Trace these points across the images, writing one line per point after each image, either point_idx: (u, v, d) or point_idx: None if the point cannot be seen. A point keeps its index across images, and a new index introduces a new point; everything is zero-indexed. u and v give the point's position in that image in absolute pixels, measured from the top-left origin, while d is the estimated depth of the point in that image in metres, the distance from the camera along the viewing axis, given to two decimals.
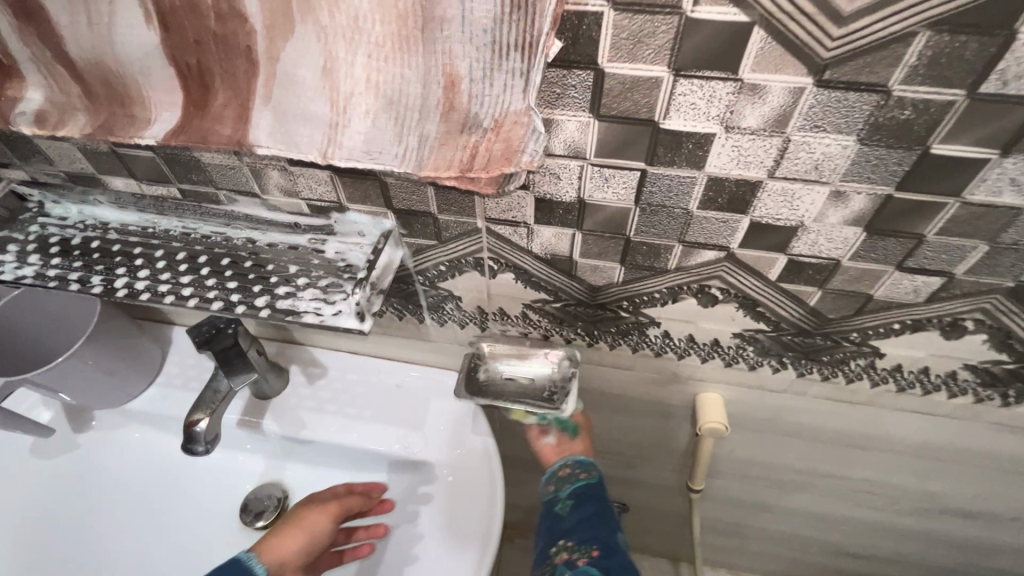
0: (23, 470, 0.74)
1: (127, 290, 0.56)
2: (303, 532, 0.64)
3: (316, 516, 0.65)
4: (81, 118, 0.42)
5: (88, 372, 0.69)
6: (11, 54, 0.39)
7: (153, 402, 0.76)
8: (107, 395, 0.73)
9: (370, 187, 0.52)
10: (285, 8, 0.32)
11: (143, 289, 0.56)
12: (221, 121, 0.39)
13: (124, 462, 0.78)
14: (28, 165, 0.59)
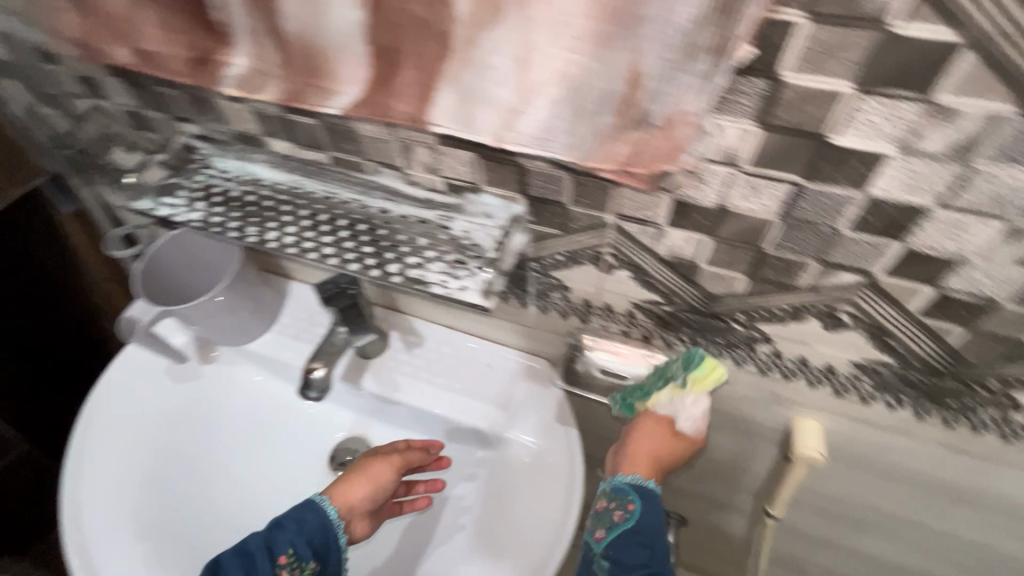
0: (154, 384, 0.81)
1: (277, 243, 0.62)
2: (370, 479, 0.68)
3: (382, 466, 0.69)
4: (277, 85, 0.47)
5: (221, 313, 0.77)
6: (232, 22, 0.44)
7: (270, 346, 0.83)
8: (232, 334, 0.81)
9: (508, 174, 0.53)
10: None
11: (291, 244, 0.62)
12: (407, 97, 0.43)
13: (238, 394, 0.85)
14: (202, 122, 0.66)
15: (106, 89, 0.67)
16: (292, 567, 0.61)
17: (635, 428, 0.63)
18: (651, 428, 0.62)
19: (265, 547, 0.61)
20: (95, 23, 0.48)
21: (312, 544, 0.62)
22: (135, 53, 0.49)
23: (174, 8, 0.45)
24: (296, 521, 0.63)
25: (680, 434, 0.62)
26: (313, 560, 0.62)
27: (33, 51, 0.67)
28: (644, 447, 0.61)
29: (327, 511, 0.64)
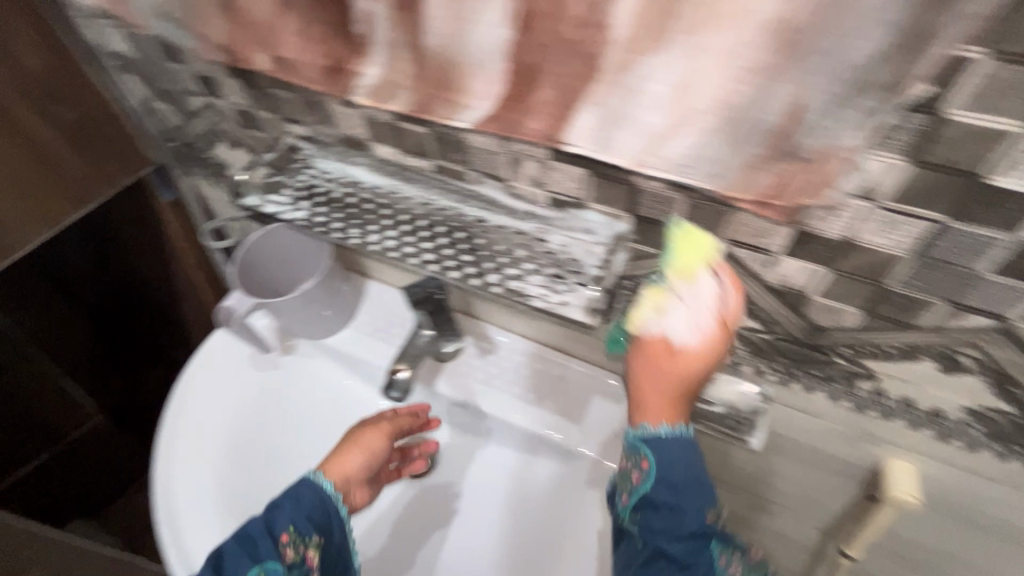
0: (241, 371, 0.85)
1: (379, 245, 0.65)
2: (364, 449, 0.71)
3: (372, 435, 0.72)
4: (407, 95, 0.49)
5: (308, 308, 0.80)
6: (372, 35, 0.46)
7: (348, 342, 0.86)
8: (313, 329, 0.84)
9: (619, 192, 0.53)
10: (663, 26, 0.34)
11: (392, 247, 0.65)
12: (542, 115, 0.43)
13: (316, 387, 0.88)
14: (312, 125, 0.68)
15: (224, 89, 0.71)
16: (295, 544, 0.60)
17: (636, 364, 0.55)
18: (654, 356, 0.54)
19: (264, 529, 0.60)
20: (242, 31, 0.50)
21: (312, 519, 0.62)
22: (275, 61, 0.52)
23: (319, 20, 0.47)
24: (292, 500, 0.62)
25: (691, 352, 0.52)
26: (316, 535, 0.62)
27: (161, 51, 0.71)
28: (652, 382, 0.54)
29: (323, 486, 0.65)
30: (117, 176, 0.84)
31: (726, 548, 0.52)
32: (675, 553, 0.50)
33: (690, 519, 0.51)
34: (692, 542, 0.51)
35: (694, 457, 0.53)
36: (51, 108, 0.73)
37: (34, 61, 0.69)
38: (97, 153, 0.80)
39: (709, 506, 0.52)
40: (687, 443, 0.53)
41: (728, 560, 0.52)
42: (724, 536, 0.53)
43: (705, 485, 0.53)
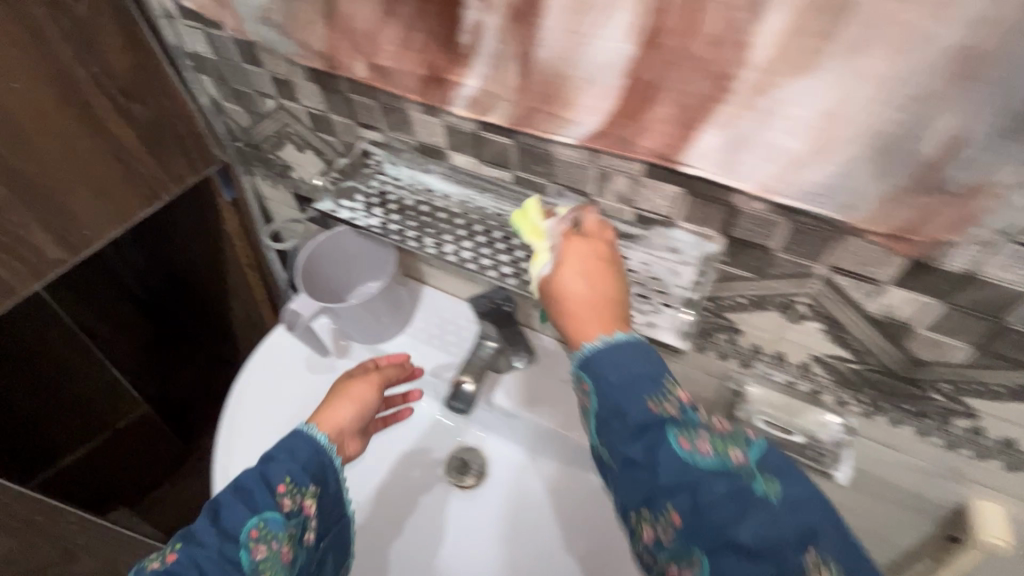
0: (296, 375, 0.84)
1: (456, 257, 0.67)
2: (354, 400, 0.68)
3: (362, 386, 0.70)
4: (506, 107, 0.48)
5: (370, 314, 0.79)
6: (477, 46, 0.45)
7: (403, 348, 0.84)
8: (369, 334, 0.84)
9: (715, 212, 0.51)
10: (819, 50, 0.33)
11: (469, 259, 0.66)
12: (659, 131, 0.42)
13: None
14: (388, 132, 0.68)
15: (300, 93, 0.71)
16: (293, 494, 0.58)
17: (551, 287, 0.50)
18: (568, 264, 0.50)
19: (259, 479, 0.57)
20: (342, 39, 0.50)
21: (309, 470, 0.60)
22: (370, 69, 0.51)
23: (423, 29, 0.47)
24: (287, 451, 0.60)
25: (598, 249, 0.51)
26: (314, 485, 0.60)
27: (239, 53, 0.71)
28: (575, 291, 0.49)
29: (318, 438, 0.62)
30: (186, 174, 0.85)
31: (693, 427, 0.43)
32: (636, 463, 0.42)
33: (632, 412, 0.43)
34: (648, 437, 0.42)
35: (626, 351, 0.46)
36: (131, 106, 0.73)
37: (119, 61, 0.70)
38: (169, 152, 0.81)
39: (650, 393, 0.44)
40: (629, 341, 0.46)
41: (701, 438, 0.42)
42: (686, 414, 0.44)
43: (649, 370, 0.45)
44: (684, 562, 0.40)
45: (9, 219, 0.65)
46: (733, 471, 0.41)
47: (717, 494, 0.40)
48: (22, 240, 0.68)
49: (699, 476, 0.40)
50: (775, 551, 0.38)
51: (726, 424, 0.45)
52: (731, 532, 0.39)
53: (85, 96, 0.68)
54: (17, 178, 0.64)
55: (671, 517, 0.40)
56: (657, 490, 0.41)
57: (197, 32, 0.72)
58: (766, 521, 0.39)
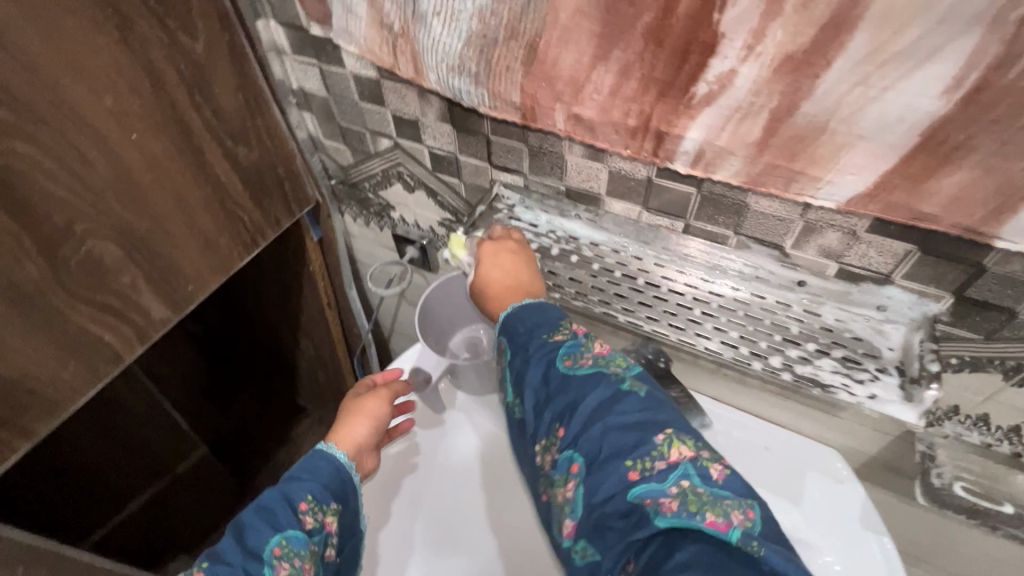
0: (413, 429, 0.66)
1: (629, 321, 0.59)
2: (367, 416, 0.58)
3: (373, 401, 0.59)
4: (736, 160, 0.42)
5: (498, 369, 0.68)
6: (717, 97, 0.40)
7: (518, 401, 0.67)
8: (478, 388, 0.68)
9: (951, 271, 0.46)
10: None
11: (643, 321, 0.59)
12: (965, 211, 0.37)
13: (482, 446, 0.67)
14: (531, 175, 0.62)
15: (425, 132, 0.65)
16: (316, 512, 0.50)
17: (479, 282, 0.55)
18: (490, 260, 0.55)
19: (280, 498, 0.50)
20: (541, 86, 0.46)
21: (332, 488, 0.52)
22: (568, 118, 0.47)
23: (646, 78, 0.41)
24: (308, 470, 0.53)
25: (510, 245, 0.56)
26: (336, 502, 0.52)
27: (357, 90, 0.65)
28: (499, 279, 0.54)
29: (336, 455, 0.54)
30: (283, 219, 0.78)
31: (579, 348, 0.46)
32: (537, 389, 0.46)
33: (531, 351, 0.47)
34: (540, 363, 0.46)
35: (536, 308, 0.50)
36: (237, 149, 0.67)
37: (229, 102, 0.64)
38: (269, 196, 0.74)
39: (549, 331, 0.48)
40: (534, 303, 0.51)
41: (585, 356, 0.45)
42: (580, 338, 0.47)
43: (546, 316, 0.49)
44: (571, 469, 0.42)
45: (119, 279, 0.59)
46: (609, 378, 0.43)
47: (589, 397, 0.42)
48: (130, 302, 0.61)
49: (576, 385, 0.43)
50: (638, 432, 0.40)
51: (609, 346, 0.47)
52: (603, 426, 0.41)
53: (197, 141, 0.62)
54: (128, 234, 0.58)
55: (559, 428, 0.43)
56: (552, 408, 0.44)
57: (310, 68, 0.67)
58: (634, 409, 0.41)
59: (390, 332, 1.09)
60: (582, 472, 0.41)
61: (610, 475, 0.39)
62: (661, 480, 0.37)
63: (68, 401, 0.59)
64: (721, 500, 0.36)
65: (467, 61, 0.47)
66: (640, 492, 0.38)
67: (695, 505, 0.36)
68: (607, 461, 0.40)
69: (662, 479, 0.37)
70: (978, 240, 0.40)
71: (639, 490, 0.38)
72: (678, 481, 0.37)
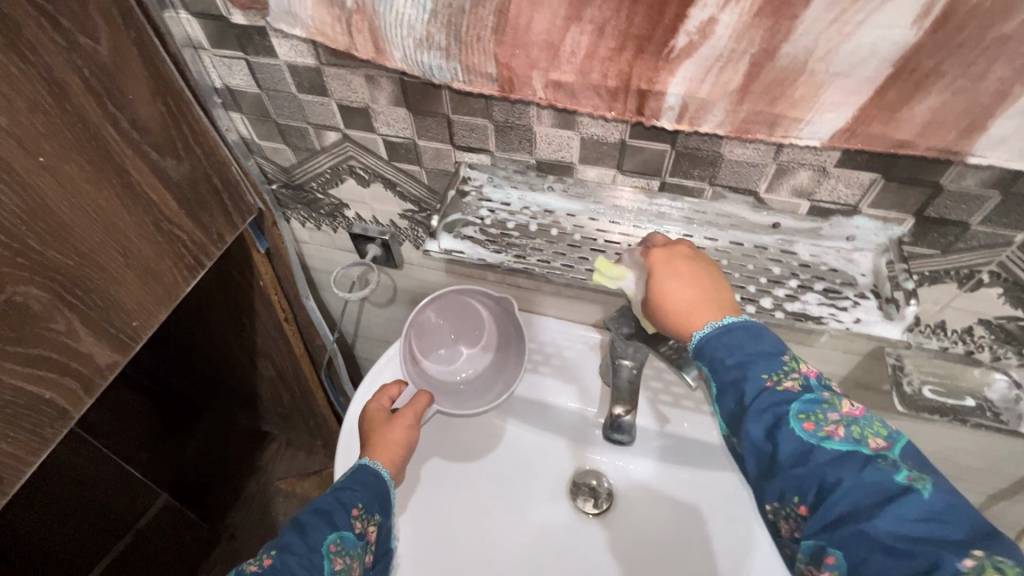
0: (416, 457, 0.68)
1: None
2: (395, 445, 0.61)
3: (397, 430, 0.62)
4: (721, 108, 0.44)
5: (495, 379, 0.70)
6: (699, 48, 0.40)
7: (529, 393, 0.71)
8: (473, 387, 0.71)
9: (912, 195, 0.49)
10: None
11: None
12: (938, 135, 0.42)
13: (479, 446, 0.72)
14: (498, 154, 0.59)
15: (377, 120, 0.60)
16: (364, 520, 0.56)
17: (651, 292, 0.45)
18: (664, 268, 0.45)
19: (337, 505, 0.55)
20: (515, 53, 0.45)
21: (379, 498, 0.58)
22: (546, 85, 0.48)
23: (624, 35, 0.41)
24: (358, 483, 0.58)
25: (684, 249, 0.46)
26: (379, 513, 0.58)
27: (294, 81, 0.60)
28: (681, 291, 0.44)
29: (382, 473, 0.59)
30: (226, 233, 0.70)
31: (821, 406, 0.38)
32: (760, 448, 0.38)
33: (751, 400, 0.39)
34: (769, 418, 0.38)
35: (747, 336, 0.41)
36: (165, 162, 0.59)
37: (148, 111, 0.56)
38: (208, 210, 0.66)
39: (771, 373, 0.39)
40: (741, 324, 0.42)
41: (831, 421, 0.37)
42: (818, 393, 0.38)
43: (767, 352, 0.40)
44: (820, 560, 0.35)
45: (54, 326, 0.52)
46: (875, 462, 0.35)
47: (849, 481, 0.35)
48: (70, 350, 0.54)
49: (827, 462, 0.36)
50: (927, 548, 0.32)
51: (860, 407, 0.38)
52: (873, 527, 0.33)
53: (118, 158, 0.54)
54: (58, 274, 0.51)
55: (797, 505, 0.36)
56: (783, 479, 0.37)
57: (234, 62, 0.60)
58: (918, 513, 0.33)
59: (354, 338, 1.03)
60: (838, 568, 0.34)
61: None
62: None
63: (15, 478, 0.52)
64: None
65: (434, 35, 0.47)
66: None
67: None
68: (878, 569, 0.33)
69: None
70: (940, 156, 0.43)
71: None
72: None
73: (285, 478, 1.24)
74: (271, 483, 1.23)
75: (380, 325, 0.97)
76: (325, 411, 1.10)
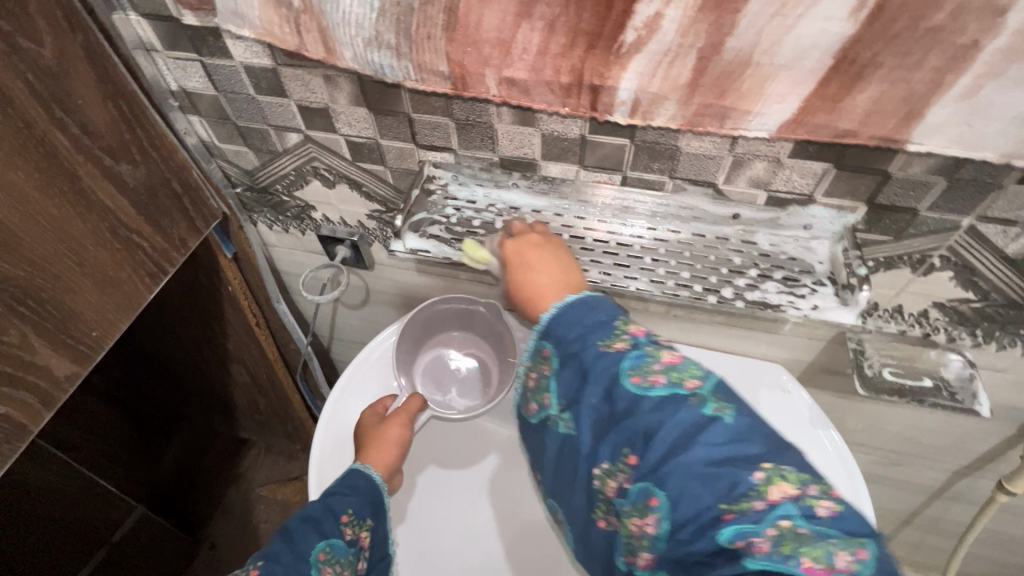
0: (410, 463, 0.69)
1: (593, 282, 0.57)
2: (391, 446, 0.61)
3: (393, 430, 0.62)
4: (673, 101, 0.45)
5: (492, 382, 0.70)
6: (647, 42, 0.41)
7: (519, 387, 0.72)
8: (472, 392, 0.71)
9: (863, 183, 0.50)
10: None
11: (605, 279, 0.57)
12: (880, 124, 0.43)
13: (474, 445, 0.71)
14: (461, 152, 0.59)
15: (338, 120, 0.60)
16: (354, 525, 0.56)
17: (519, 287, 0.51)
18: (517, 261, 0.52)
19: (327, 511, 0.55)
20: (467, 51, 0.46)
21: (370, 504, 0.58)
22: (500, 82, 0.48)
23: (574, 30, 0.42)
24: (348, 487, 0.58)
25: (534, 239, 0.53)
26: (371, 518, 0.58)
27: (250, 82, 0.59)
28: (535, 278, 0.50)
29: (374, 477, 0.59)
30: (190, 239, 0.69)
31: (645, 359, 0.41)
32: (595, 408, 0.41)
33: (590, 364, 0.42)
34: (602, 378, 0.41)
35: (583, 308, 0.46)
36: (120, 167, 0.58)
37: (99, 115, 0.55)
38: (169, 216, 0.65)
39: (604, 336, 0.43)
40: (579, 299, 0.47)
41: (653, 369, 0.40)
42: (643, 347, 0.42)
43: (600, 318, 0.45)
44: (647, 505, 0.37)
45: (6, 339, 0.50)
46: (689, 400, 0.38)
47: (665, 421, 0.37)
48: (24, 363, 0.52)
49: (650, 408, 0.38)
50: (729, 471, 0.35)
51: (679, 354, 0.42)
52: (686, 459, 0.36)
53: (68, 164, 0.53)
54: (7, 285, 0.49)
55: (628, 456, 0.38)
56: (617, 431, 0.39)
57: (189, 64, 0.59)
58: (722, 438, 0.36)
59: (330, 342, 1.02)
60: (661, 509, 0.36)
61: (702, 515, 0.34)
62: (758, 523, 0.33)
63: None
64: (829, 544, 0.32)
65: (383, 33, 0.47)
66: (731, 535, 0.33)
67: (794, 550, 0.31)
68: (692, 497, 0.35)
69: (758, 521, 0.33)
70: (884, 144, 0.45)
71: (731, 534, 0.33)
72: (777, 522, 0.33)
73: (265, 485, 1.23)
74: (252, 490, 1.22)
75: (355, 327, 0.96)
76: (302, 415, 1.09)
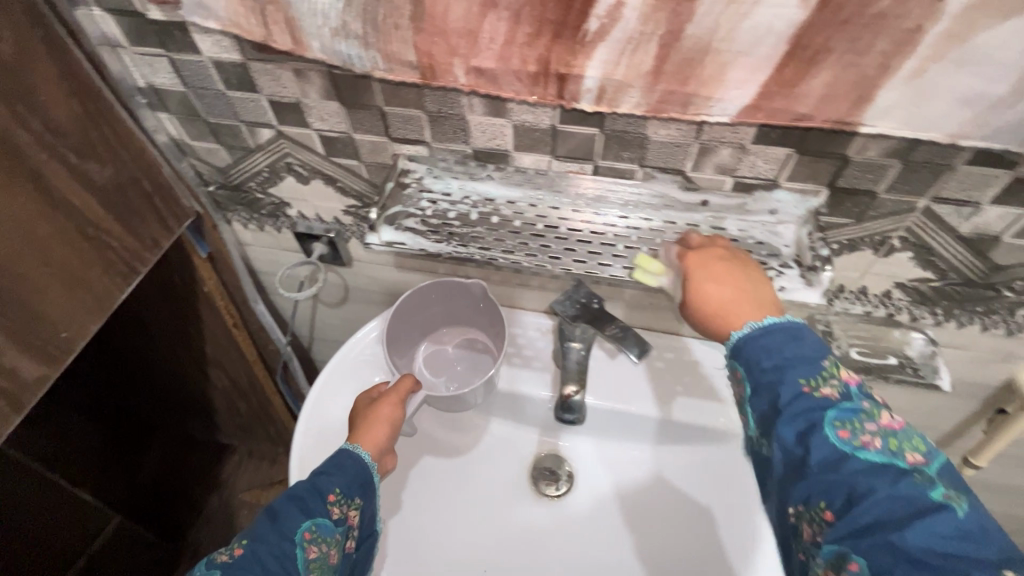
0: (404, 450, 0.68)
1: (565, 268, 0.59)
2: (384, 423, 0.60)
3: (386, 409, 0.61)
4: (638, 88, 0.46)
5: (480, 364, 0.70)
6: (610, 31, 0.43)
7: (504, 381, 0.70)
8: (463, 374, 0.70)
9: (824, 167, 0.51)
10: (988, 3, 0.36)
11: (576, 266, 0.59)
12: (835, 107, 0.45)
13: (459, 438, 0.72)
14: (434, 145, 0.60)
15: (310, 114, 0.60)
16: (342, 504, 0.55)
17: (691, 293, 0.49)
18: (701, 270, 0.49)
19: (313, 489, 0.54)
20: (435, 41, 0.47)
21: (359, 483, 0.56)
22: (468, 72, 0.49)
23: (539, 20, 0.43)
24: (335, 466, 0.56)
25: (718, 252, 0.50)
26: (361, 497, 0.57)
27: (220, 78, 0.58)
28: (716, 290, 0.47)
29: (362, 456, 0.58)
30: (162, 239, 0.68)
31: (859, 416, 0.39)
32: (789, 450, 0.40)
33: (784, 401, 0.41)
34: (800, 421, 0.40)
35: (787, 336, 0.43)
36: (87, 166, 0.57)
37: (64, 112, 0.54)
38: (140, 216, 0.64)
39: (806, 375, 0.41)
40: (782, 326, 0.44)
41: (868, 430, 0.39)
42: (858, 403, 0.40)
43: (807, 354, 0.42)
44: (842, 566, 0.36)
45: None
46: (910, 474, 0.37)
47: (882, 491, 0.36)
48: None
49: (859, 469, 0.37)
50: (955, 564, 0.33)
51: (901, 420, 0.40)
52: (898, 538, 0.34)
53: (33, 162, 0.52)
54: None
55: (823, 510, 0.37)
56: (810, 482, 0.38)
57: (155, 59, 0.58)
58: (949, 530, 0.34)
59: (310, 341, 1.01)
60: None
61: None
62: None
63: None
64: None
65: (350, 23, 0.48)
66: None
67: None
68: None
69: None
70: (841, 128, 0.47)
71: None
72: None
73: (248, 490, 1.20)
74: (235, 496, 1.20)
75: (335, 326, 0.95)
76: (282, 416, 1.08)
